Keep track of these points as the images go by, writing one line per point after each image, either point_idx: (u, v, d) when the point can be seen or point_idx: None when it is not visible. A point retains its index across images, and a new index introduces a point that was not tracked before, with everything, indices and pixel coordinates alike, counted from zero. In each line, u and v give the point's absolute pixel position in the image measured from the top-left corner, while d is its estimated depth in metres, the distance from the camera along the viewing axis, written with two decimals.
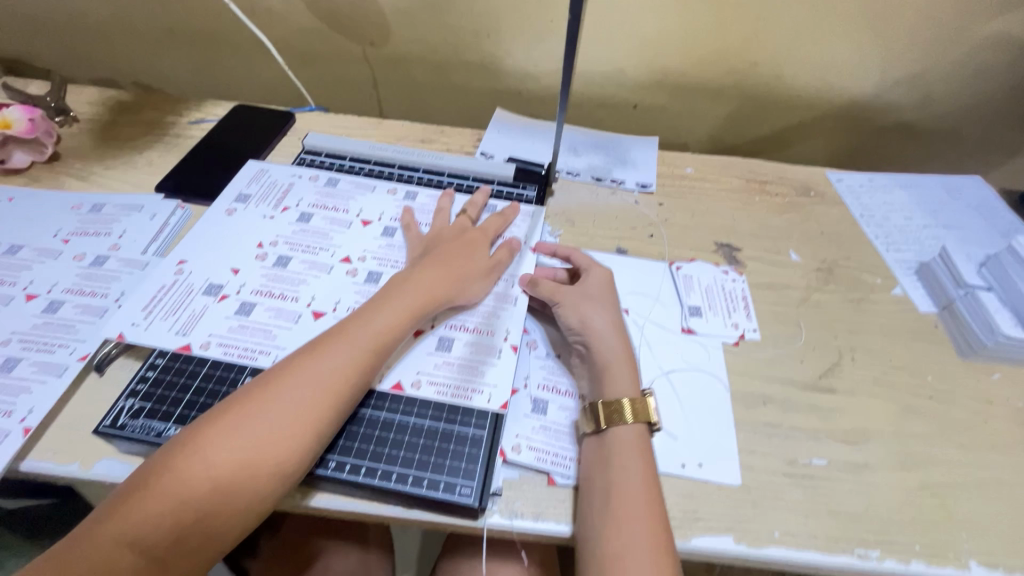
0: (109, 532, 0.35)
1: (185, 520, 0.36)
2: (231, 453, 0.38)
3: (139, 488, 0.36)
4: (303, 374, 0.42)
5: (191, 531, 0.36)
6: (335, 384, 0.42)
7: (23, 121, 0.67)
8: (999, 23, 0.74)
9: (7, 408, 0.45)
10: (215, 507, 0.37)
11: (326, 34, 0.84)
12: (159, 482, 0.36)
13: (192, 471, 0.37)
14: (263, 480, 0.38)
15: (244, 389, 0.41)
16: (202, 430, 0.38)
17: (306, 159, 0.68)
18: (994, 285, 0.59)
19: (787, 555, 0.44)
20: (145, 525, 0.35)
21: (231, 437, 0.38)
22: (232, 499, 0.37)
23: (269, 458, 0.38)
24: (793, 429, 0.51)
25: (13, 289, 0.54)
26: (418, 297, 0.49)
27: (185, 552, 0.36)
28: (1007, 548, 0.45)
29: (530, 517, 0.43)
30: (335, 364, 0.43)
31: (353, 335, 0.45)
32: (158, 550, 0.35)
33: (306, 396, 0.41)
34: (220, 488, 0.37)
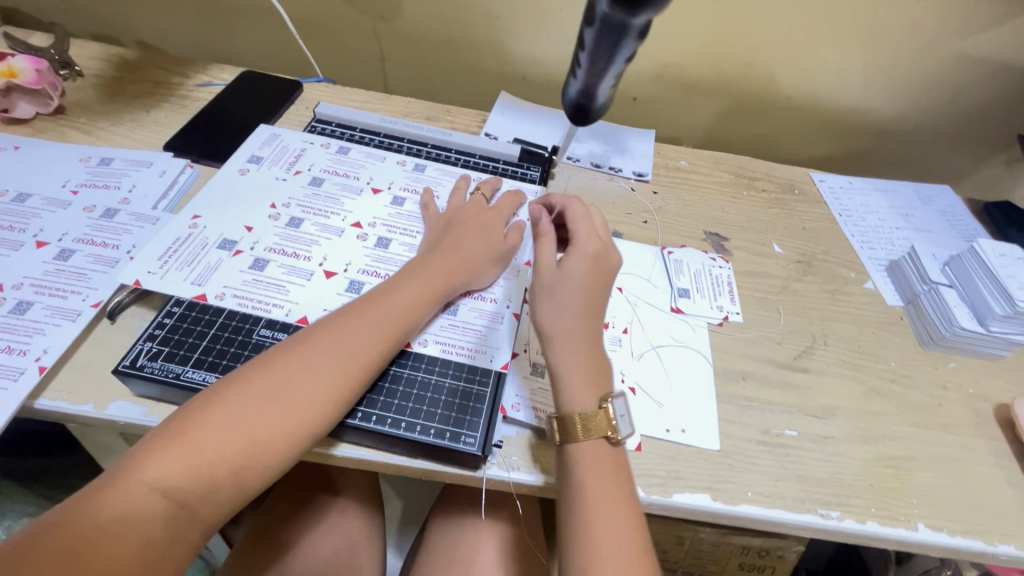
0: (144, 475, 0.36)
1: (220, 470, 0.38)
2: (264, 412, 0.40)
3: (176, 437, 0.38)
4: (333, 343, 0.44)
5: (225, 480, 0.38)
6: (364, 356, 0.45)
7: (29, 71, 0.67)
8: (972, 41, 0.79)
9: (22, 347, 0.46)
10: (247, 462, 0.39)
11: (337, 5, 0.85)
12: (195, 432, 0.38)
13: (230, 426, 0.39)
14: (292, 440, 0.41)
15: (274, 350, 0.43)
16: (237, 388, 0.40)
17: (317, 126, 0.70)
18: (955, 282, 0.64)
19: (758, 512, 0.48)
20: (184, 472, 0.37)
21: (266, 399, 0.40)
22: (264, 455, 0.40)
23: (301, 420, 0.41)
24: (768, 402, 0.55)
25: (23, 235, 0.54)
26: (441, 278, 0.52)
27: (217, 499, 0.38)
28: (951, 514, 0.50)
29: (526, 469, 0.46)
30: (366, 337, 0.45)
31: (381, 310, 0.47)
32: (195, 495, 0.37)
33: (336, 364, 0.43)
34: (253, 445, 0.39)
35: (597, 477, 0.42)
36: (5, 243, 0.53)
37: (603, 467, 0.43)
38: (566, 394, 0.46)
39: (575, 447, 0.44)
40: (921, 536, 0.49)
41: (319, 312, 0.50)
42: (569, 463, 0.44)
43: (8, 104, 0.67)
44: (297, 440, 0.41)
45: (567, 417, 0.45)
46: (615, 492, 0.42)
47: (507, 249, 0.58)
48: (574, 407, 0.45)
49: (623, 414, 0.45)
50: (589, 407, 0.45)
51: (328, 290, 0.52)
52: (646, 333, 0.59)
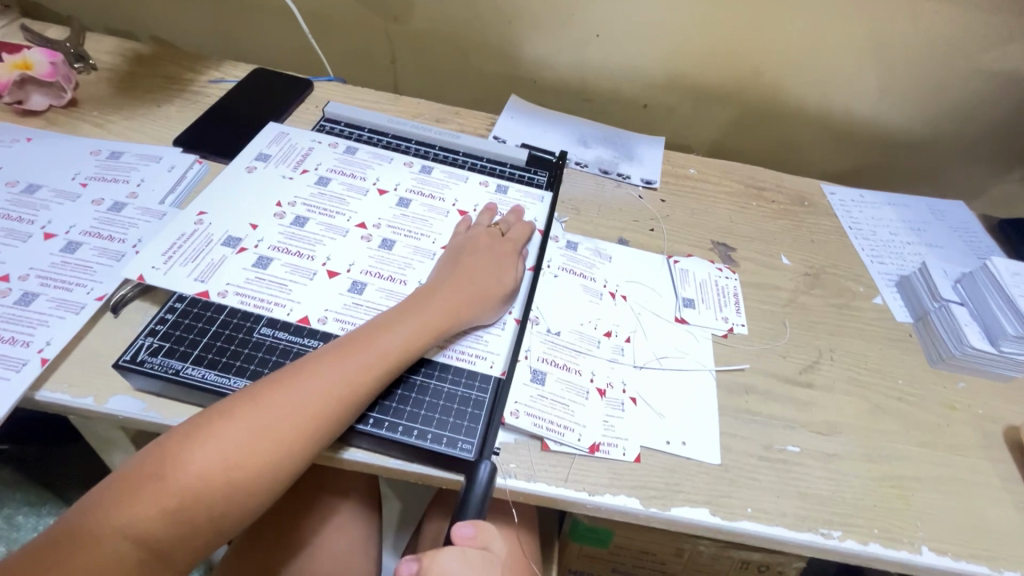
0: (116, 520, 0.36)
1: (196, 515, 0.38)
2: (243, 456, 0.39)
3: (150, 479, 0.37)
4: (322, 383, 0.43)
5: (200, 525, 0.38)
6: (356, 395, 0.43)
7: (44, 65, 0.68)
8: (987, 56, 0.78)
9: (25, 338, 0.47)
10: (225, 505, 0.38)
11: (351, 6, 0.85)
12: (171, 473, 0.37)
13: (208, 467, 0.38)
14: (271, 483, 0.40)
15: (258, 386, 0.42)
16: (215, 428, 0.39)
17: (326, 125, 0.70)
18: (967, 300, 0.63)
19: (758, 529, 0.47)
20: (156, 518, 0.36)
21: (248, 438, 0.39)
22: (241, 500, 0.39)
23: (280, 463, 0.40)
24: (771, 417, 0.55)
25: (31, 227, 0.55)
26: (441, 315, 0.50)
27: (192, 543, 0.38)
28: (956, 537, 0.49)
29: (523, 478, 0.46)
30: (356, 377, 0.44)
31: (373, 349, 0.45)
32: (169, 539, 0.37)
33: (322, 407, 0.42)
34: (232, 488, 0.39)
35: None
36: (13, 234, 0.54)
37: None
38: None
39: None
40: (924, 559, 0.48)
41: (320, 312, 0.50)
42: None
43: (22, 96, 0.68)
44: (278, 481, 0.40)
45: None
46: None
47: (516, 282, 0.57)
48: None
49: None
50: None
51: (330, 289, 0.52)
52: (649, 343, 0.58)
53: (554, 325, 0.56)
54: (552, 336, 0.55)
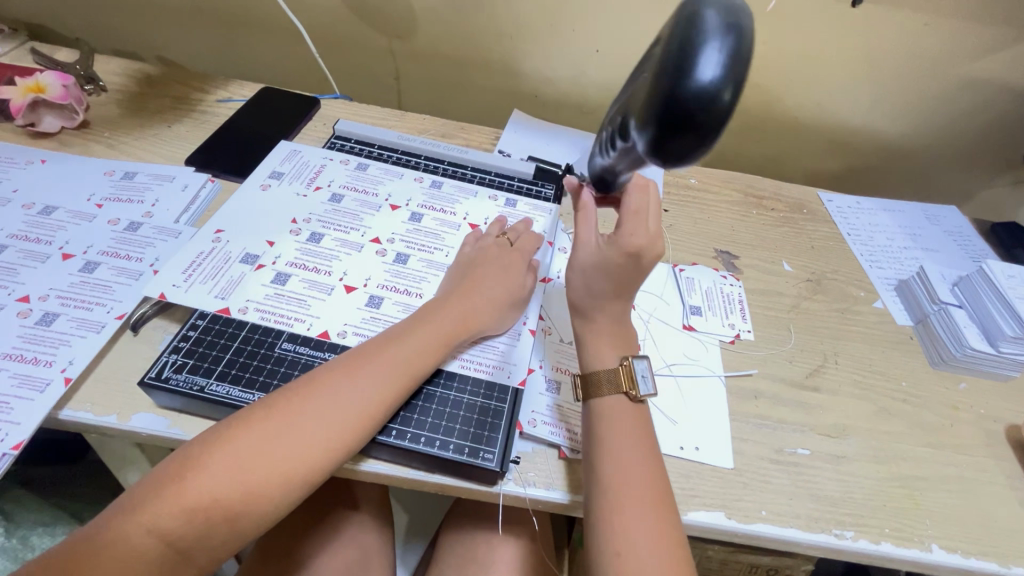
0: (141, 518, 0.36)
1: (217, 516, 0.38)
2: (262, 460, 0.40)
3: (174, 481, 0.38)
4: (342, 390, 0.44)
5: (218, 527, 0.38)
6: (375, 405, 0.44)
7: (57, 87, 0.69)
8: (975, 66, 0.81)
9: (48, 358, 0.47)
10: (244, 510, 0.39)
11: (356, 24, 0.87)
12: (194, 477, 0.38)
13: (230, 469, 0.39)
14: (289, 488, 0.40)
15: (279, 394, 0.43)
16: (238, 432, 0.40)
17: (335, 143, 0.72)
18: (965, 302, 0.65)
19: (773, 531, 0.48)
20: (178, 518, 0.37)
21: (269, 445, 0.40)
22: (259, 504, 0.39)
23: (299, 468, 0.41)
24: (781, 421, 0.56)
25: (49, 248, 0.55)
26: (456, 323, 0.51)
27: (211, 545, 0.38)
28: (965, 535, 0.50)
29: (543, 486, 0.47)
30: (373, 384, 0.45)
31: (389, 356, 0.46)
32: (189, 539, 0.37)
33: (340, 412, 0.43)
34: (252, 491, 0.39)
35: (624, 433, 0.46)
36: (32, 255, 0.54)
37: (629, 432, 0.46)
38: (588, 352, 0.51)
39: (598, 400, 0.48)
40: (935, 557, 0.49)
41: (340, 327, 0.51)
42: (596, 443, 0.46)
43: (35, 118, 0.68)
44: (296, 487, 0.41)
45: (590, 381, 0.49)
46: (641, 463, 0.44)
47: (529, 292, 0.57)
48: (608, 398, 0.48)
49: (644, 375, 0.48)
50: (612, 363, 0.49)
51: (347, 304, 0.53)
52: (659, 350, 0.59)
53: (565, 333, 0.57)
54: (564, 346, 0.56)
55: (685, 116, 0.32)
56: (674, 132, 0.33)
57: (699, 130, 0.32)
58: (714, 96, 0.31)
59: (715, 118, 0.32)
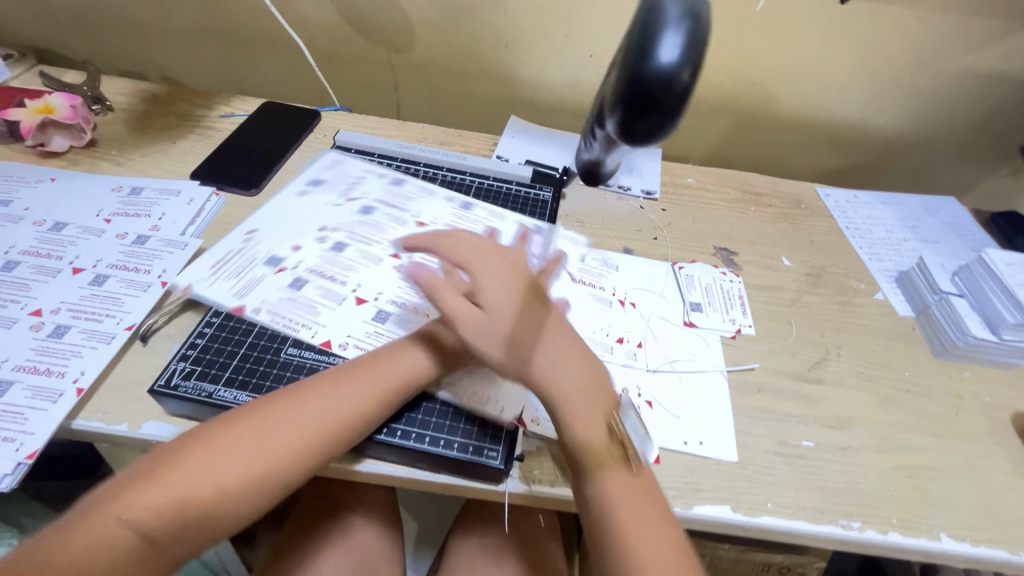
0: (112, 512, 0.37)
1: (185, 517, 0.38)
2: (237, 466, 0.40)
3: (150, 478, 0.39)
4: (322, 403, 0.44)
5: (186, 528, 0.38)
6: (354, 420, 0.44)
7: (65, 108, 0.71)
8: (966, 58, 0.81)
9: (60, 370, 0.48)
10: (210, 513, 0.39)
11: (354, 38, 0.88)
12: (163, 481, 0.39)
13: (205, 472, 0.39)
14: (260, 494, 0.41)
15: (264, 401, 0.44)
16: (218, 437, 0.41)
17: (336, 153, 0.73)
18: (966, 291, 0.65)
19: (778, 524, 0.48)
20: (148, 514, 0.37)
21: (243, 451, 0.41)
22: (229, 507, 0.40)
23: (270, 476, 0.41)
24: (784, 414, 0.56)
25: (60, 262, 0.57)
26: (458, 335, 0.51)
27: (177, 545, 0.38)
28: (973, 523, 0.50)
29: (547, 483, 0.47)
30: (356, 398, 0.45)
31: (376, 371, 0.47)
32: (155, 537, 0.38)
33: (318, 425, 0.43)
34: (222, 495, 0.40)
35: None
36: (43, 270, 0.56)
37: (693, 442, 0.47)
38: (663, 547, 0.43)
39: None
40: (944, 545, 0.48)
41: (343, 338, 0.52)
42: None
43: (44, 138, 0.70)
44: (266, 494, 0.41)
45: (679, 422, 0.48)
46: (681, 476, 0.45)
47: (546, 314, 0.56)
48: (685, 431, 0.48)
49: None
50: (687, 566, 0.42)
51: (354, 313, 0.54)
52: (661, 347, 0.60)
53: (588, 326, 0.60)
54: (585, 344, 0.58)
55: (649, 97, 0.37)
56: (642, 113, 0.38)
57: (663, 109, 0.37)
58: (673, 77, 0.36)
59: (675, 93, 0.37)
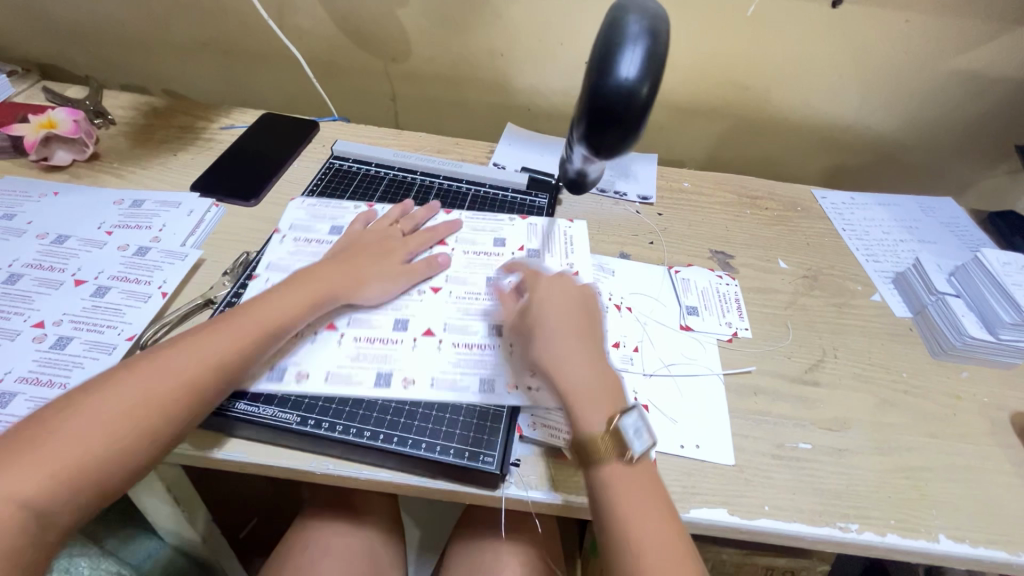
0: (10, 446, 0.38)
1: (76, 445, 0.39)
2: (136, 393, 0.42)
3: (49, 413, 0.40)
4: (203, 343, 0.46)
5: (72, 455, 0.38)
6: (241, 335, 0.48)
7: (68, 122, 0.72)
8: (960, 59, 0.81)
9: (62, 380, 0.49)
10: (172, 408, 0.43)
11: (352, 49, 0.89)
12: (126, 385, 0.42)
13: (110, 400, 0.41)
14: (150, 418, 0.42)
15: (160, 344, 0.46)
16: (123, 372, 0.43)
17: (334, 163, 0.75)
18: (962, 292, 0.65)
19: (775, 526, 0.48)
20: (41, 448, 0.38)
21: (141, 378, 0.43)
22: (118, 433, 0.40)
23: (162, 400, 0.42)
24: (781, 416, 0.56)
25: (62, 275, 0.58)
26: (321, 284, 0.54)
27: (62, 475, 0.38)
28: (973, 524, 0.50)
29: (544, 488, 0.48)
30: (227, 337, 0.47)
31: (247, 312, 0.49)
32: (42, 466, 0.38)
33: (203, 356, 0.45)
34: (114, 421, 0.40)
35: None
36: (46, 282, 0.57)
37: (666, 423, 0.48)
38: None
39: None
40: (943, 547, 0.48)
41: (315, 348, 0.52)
42: None
43: (47, 152, 0.72)
44: (159, 422, 0.42)
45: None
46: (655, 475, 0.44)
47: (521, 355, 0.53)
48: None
49: None
50: None
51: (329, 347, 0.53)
52: (657, 351, 0.60)
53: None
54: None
55: (610, 109, 0.36)
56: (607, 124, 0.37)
57: (623, 122, 0.37)
58: (633, 91, 0.36)
59: (637, 104, 0.36)
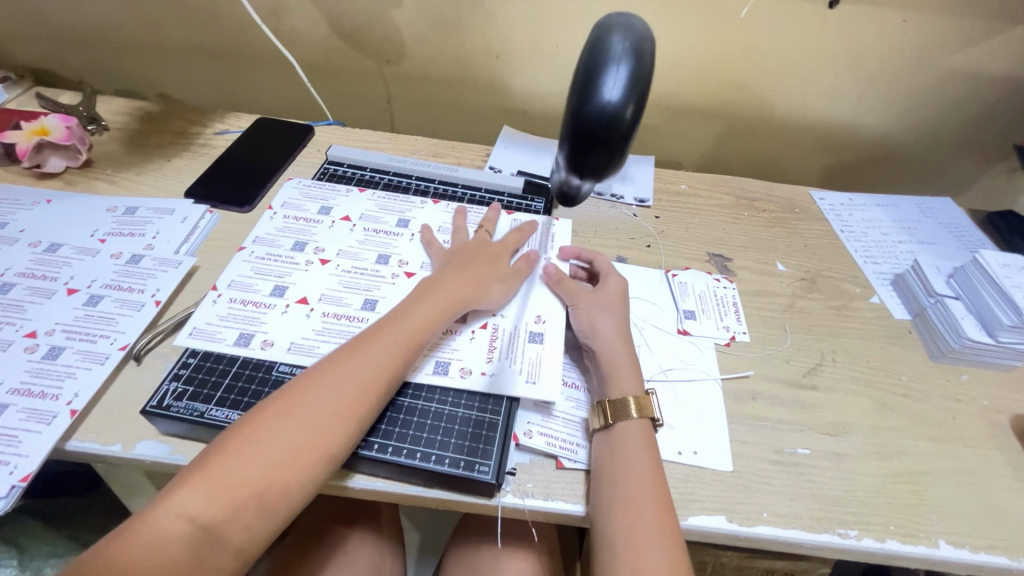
0: (179, 504, 0.38)
1: (246, 491, 0.40)
2: (301, 437, 0.42)
3: (205, 463, 0.40)
4: (354, 370, 0.46)
5: (246, 502, 0.39)
6: (382, 363, 0.47)
7: (60, 129, 0.72)
8: (957, 58, 0.81)
9: (54, 392, 0.48)
10: (333, 434, 0.43)
11: (347, 53, 0.89)
12: (285, 415, 0.43)
13: (275, 449, 0.41)
14: (314, 463, 0.42)
15: (301, 376, 0.46)
16: (272, 414, 0.43)
17: (329, 168, 0.74)
18: (961, 294, 0.65)
19: (774, 533, 0.48)
20: (209, 501, 0.38)
21: (293, 420, 0.43)
22: (280, 479, 0.41)
23: (323, 442, 0.42)
24: (780, 421, 0.56)
25: (54, 284, 0.57)
26: (443, 298, 0.54)
27: (241, 522, 0.39)
28: (973, 529, 0.50)
29: (542, 497, 0.47)
30: (373, 363, 0.47)
31: (390, 332, 0.50)
32: (218, 517, 0.38)
33: (358, 392, 0.45)
34: (280, 467, 0.41)
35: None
36: (38, 291, 0.56)
37: (646, 439, 0.49)
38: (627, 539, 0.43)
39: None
40: (943, 553, 0.48)
41: (290, 336, 0.53)
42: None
43: (40, 160, 0.71)
44: (323, 463, 0.42)
45: (612, 401, 0.50)
46: (653, 498, 0.45)
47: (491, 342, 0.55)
48: (627, 418, 0.49)
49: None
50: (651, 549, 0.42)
51: (298, 319, 0.55)
52: (654, 356, 0.60)
53: (536, 311, 0.59)
54: (531, 330, 0.57)
55: (589, 135, 0.32)
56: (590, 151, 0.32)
57: (608, 147, 0.32)
58: (616, 114, 0.31)
59: (619, 130, 0.32)
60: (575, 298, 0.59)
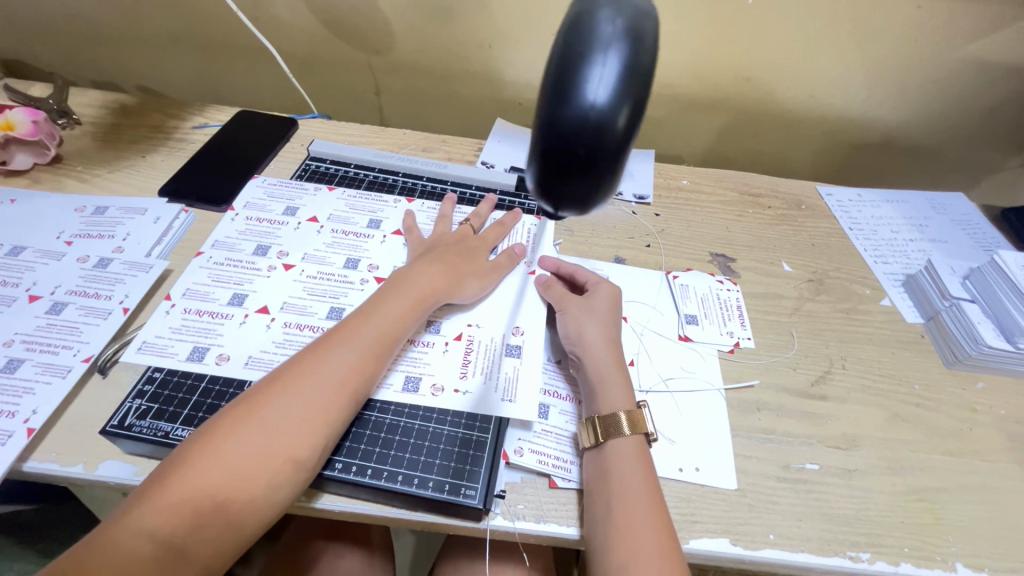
0: (135, 521, 0.34)
1: (211, 503, 0.36)
2: (268, 441, 0.39)
3: (164, 477, 0.36)
4: (323, 369, 0.43)
5: (210, 516, 0.36)
6: (350, 361, 0.44)
7: (25, 123, 0.67)
8: (972, 47, 0.77)
9: (10, 409, 0.45)
10: (304, 440, 0.40)
11: (331, 42, 0.85)
12: (248, 421, 0.39)
13: (237, 456, 0.38)
14: (282, 469, 0.39)
15: (265, 379, 0.43)
16: (234, 420, 0.39)
17: (311, 165, 0.71)
18: (978, 297, 0.61)
19: (782, 557, 0.45)
20: (171, 516, 0.35)
21: (258, 425, 0.39)
22: (246, 488, 0.37)
23: (292, 447, 0.39)
24: (787, 434, 0.53)
25: (16, 290, 0.53)
26: (418, 291, 0.51)
27: (207, 538, 0.35)
28: (992, 551, 0.47)
29: (533, 519, 0.44)
30: (345, 361, 0.44)
31: (363, 330, 0.47)
32: (181, 532, 0.35)
33: (326, 391, 0.42)
34: (244, 476, 0.37)
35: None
36: None
37: (641, 455, 0.46)
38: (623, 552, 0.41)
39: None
40: None
41: (247, 350, 0.50)
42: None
43: (6, 156, 0.67)
44: (292, 470, 0.39)
45: (603, 416, 0.47)
46: (651, 519, 0.42)
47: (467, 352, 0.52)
48: (621, 434, 0.46)
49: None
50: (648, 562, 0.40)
51: (257, 330, 0.52)
52: (653, 364, 0.56)
53: (513, 323, 0.55)
54: (510, 343, 0.53)
55: (569, 148, 0.27)
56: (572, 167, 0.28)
57: (592, 161, 0.28)
58: (604, 120, 0.27)
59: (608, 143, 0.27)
60: (564, 301, 0.56)
